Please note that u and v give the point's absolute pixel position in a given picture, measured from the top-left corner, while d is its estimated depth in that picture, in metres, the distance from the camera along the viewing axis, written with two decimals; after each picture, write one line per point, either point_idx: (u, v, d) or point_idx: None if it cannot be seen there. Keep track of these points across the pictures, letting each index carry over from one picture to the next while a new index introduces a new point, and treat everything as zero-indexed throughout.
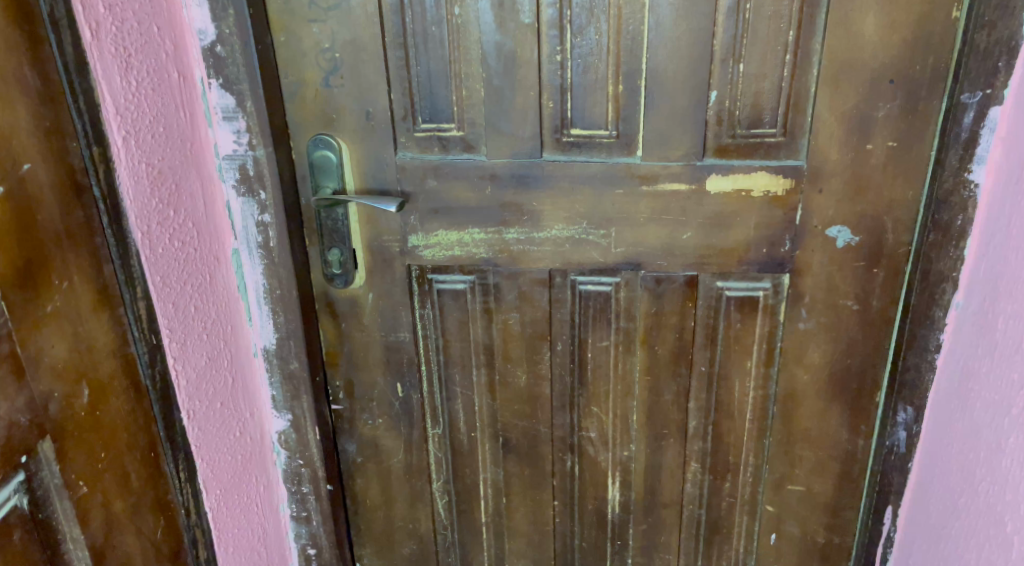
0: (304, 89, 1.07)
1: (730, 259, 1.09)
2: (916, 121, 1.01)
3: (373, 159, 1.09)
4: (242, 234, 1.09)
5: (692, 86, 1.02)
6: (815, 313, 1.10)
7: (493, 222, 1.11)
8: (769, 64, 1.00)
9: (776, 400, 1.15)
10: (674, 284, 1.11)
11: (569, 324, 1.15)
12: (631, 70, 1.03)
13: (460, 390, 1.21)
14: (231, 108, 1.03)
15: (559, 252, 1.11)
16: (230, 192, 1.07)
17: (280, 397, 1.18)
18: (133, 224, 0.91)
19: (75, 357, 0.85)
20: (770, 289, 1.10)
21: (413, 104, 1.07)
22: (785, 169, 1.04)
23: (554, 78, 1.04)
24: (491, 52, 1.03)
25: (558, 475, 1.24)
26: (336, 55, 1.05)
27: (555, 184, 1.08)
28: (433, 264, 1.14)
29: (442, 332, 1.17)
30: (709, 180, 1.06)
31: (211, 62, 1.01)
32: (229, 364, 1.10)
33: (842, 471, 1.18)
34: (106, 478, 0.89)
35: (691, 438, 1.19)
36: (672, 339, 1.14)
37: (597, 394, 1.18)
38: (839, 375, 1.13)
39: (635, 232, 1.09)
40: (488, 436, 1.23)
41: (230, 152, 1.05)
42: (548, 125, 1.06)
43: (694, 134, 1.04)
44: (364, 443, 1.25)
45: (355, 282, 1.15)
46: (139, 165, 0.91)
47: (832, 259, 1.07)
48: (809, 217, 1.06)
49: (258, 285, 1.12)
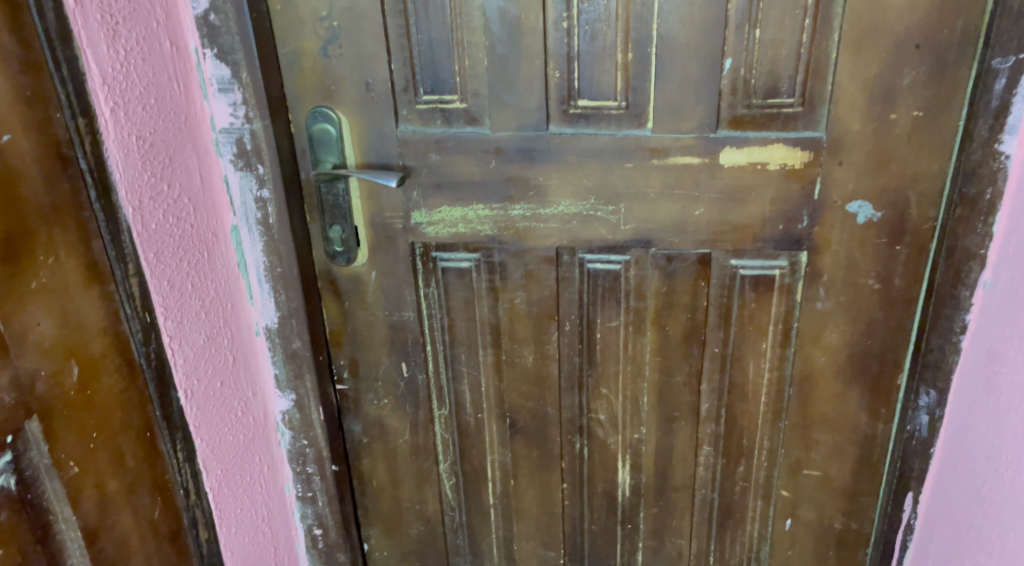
0: (302, 59, 1.03)
1: (745, 236, 1.04)
2: (944, 89, 0.94)
3: (375, 132, 1.06)
4: (241, 209, 1.06)
5: (705, 54, 0.97)
6: (834, 293, 1.05)
7: (497, 198, 1.07)
8: (786, 29, 0.94)
9: (792, 383, 1.11)
10: (687, 262, 1.06)
11: (577, 303, 1.12)
12: (642, 37, 0.97)
13: (466, 370, 1.19)
14: (226, 79, 1.00)
15: (566, 230, 1.08)
16: (228, 166, 1.04)
17: (283, 376, 1.17)
18: (124, 199, 0.87)
19: (63, 334, 0.82)
20: (787, 267, 1.05)
21: (414, 75, 1.03)
22: (803, 141, 0.98)
23: (561, 46, 0.99)
24: (494, 18, 0.99)
25: (568, 457, 1.23)
26: (335, 24, 1.01)
27: (562, 157, 1.04)
28: (437, 241, 1.11)
29: (447, 310, 1.16)
30: (722, 153, 1.00)
31: (205, 32, 0.97)
32: (229, 342, 1.08)
33: (861, 456, 1.14)
34: (98, 457, 0.87)
35: (704, 421, 1.16)
36: (684, 319, 1.10)
37: (606, 375, 1.16)
38: (859, 358, 1.08)
39: (645, 208, 1.04)
40: (495, 417, 1.22)
41: (226, 126, 1.02)
42: (555, 96, 1.02)
43: (706, 104, 0.99)
44: (369, 423, 1.25)
45: (358, 259, 1.13)
46: (129, 137, 0.88)
47: (852, 236, 1.02)
48: (827, 191, 1.00)
49: (259, 262, 1.10)
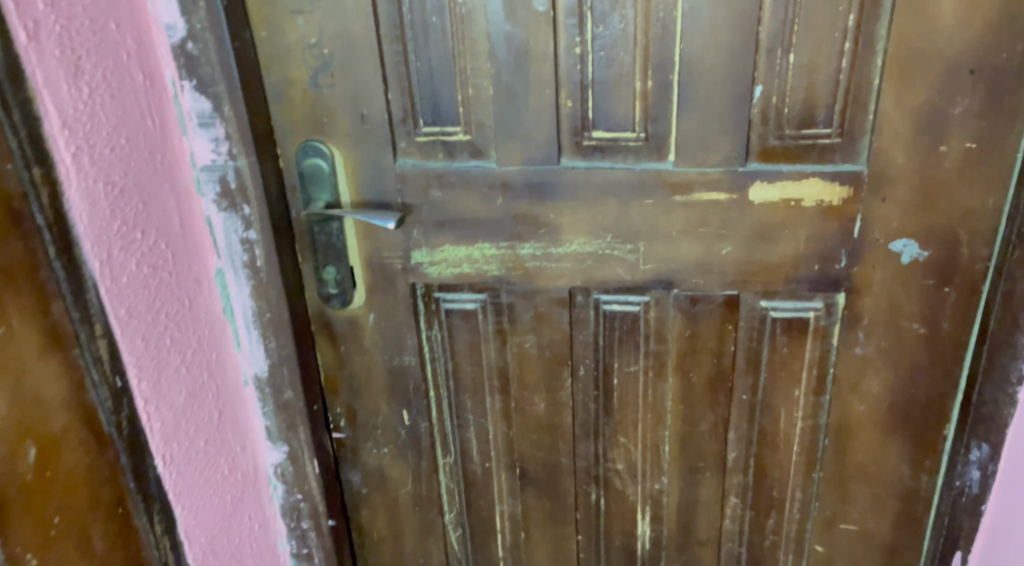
0: (291, 89, 0.94)
1: (777, 276, 0.95)
2: (1000, 118, 0.85)
3: (371, 167, 0.97)
4: (226, 251, 0.98)
5: (733, 80, 0.88)
6: (875, 337, 0.96)
7: (505, 236, 0.98)
8: (823, 53, 0.85)
9: (827, 433, 1.02)
10: (712, 304, 0.98)
11: (593, 347, 1.03)
12: (663, 62, 0.88)
13: (472, 418, 1.11)
14: (207, 113, 0.91)
15: (580, 269, 0.99)
16: (210, 206, 0.96)
17: (275, 428, 1.09)
18: (89, 252, 0.79)
19: (17, 411, 0.73)
20: (822, 309, 0.96)
21: (413, 105, 0.94)
22: (841, 175, 0.89)
23: (573, 73, 0.91)
24: (500, 44, 0.90)
25: (583, 508, 1.14)
26: (325, 51, 0.92)
27: (575, 193, 0.95)
28: (439, 282, 1.02)
29: (451, 354, 1.07)
30: (752, 189, 0.91)
31: (183, 62, 0.89)
32: (214, 396, 0.99)
33: (902, 510, 1.04)
34: (61, 542, 0.78)
35: (731, 471, 1.07)
36: (709, 365, 1.01)
37: (624, 423, 1.07)
38: (902, 407, 0.99)
39: (667, 247, 0.95)
40: (504, 466, 1.13)
41: (208, 163, 0.93)
42: (567, 127, 0.93)
43: (734, 135, 0.90)
44: (369, 473, 1.16)
45: (355, 302, 1.05)
46: (94, 184, 0.79)
47: (895, 277, 0.93)
48: (868, 229, 0.91)
49: (246, 308, 1.01)
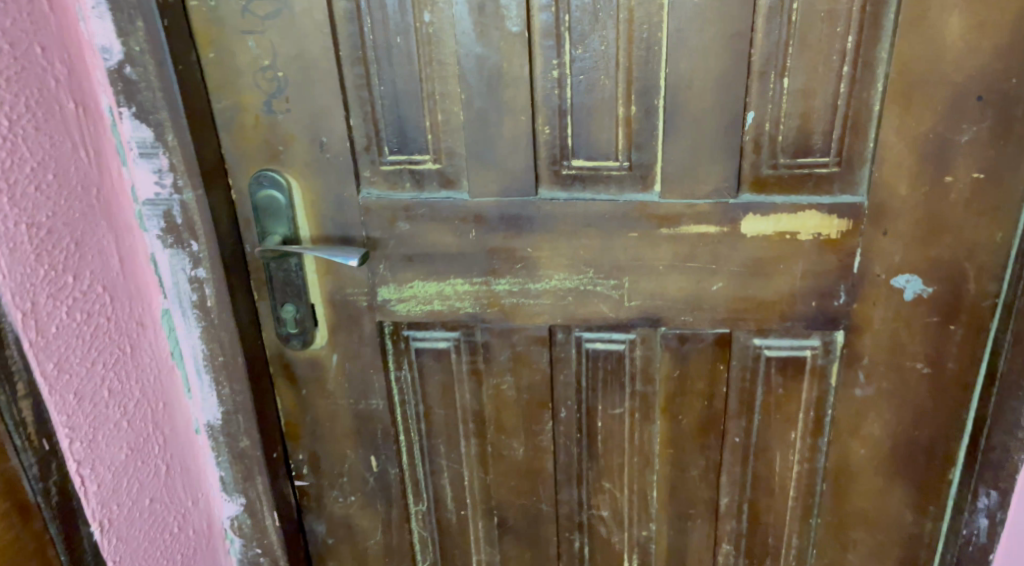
0: (243, 115, 0.87)
1: (772, 313, 0.88)
2: (1010, 146, 0.79)
3: (332, 199, 0.89)
4: (173, 291, 0.91)
5: (723, 106, 0.81)
6: (876, 377, 0.90)
7: (479, 271, 0.91)
8: (819, 76, 0.79)
9: (825, 477, 0.96)
10: (702, 343, 0.91)
11: (575, 388, 0.96)
12: (647, 87, 0.82)
13: (446, 463, 1.03)
14: (148, 142, 0.84)
15: (560, 307, 0.92)
16: (155, 242, 0.89)
17: (230, 478, 1.02)
18: (11, 304, 0.72)
19: None
20: (819, 347, 0.89)
21: (377, 131, 0.87)
22: (839, 207, 0.83)
23: (550, 99, 0.84)
24: (470, 67, 0.83)
25: (566, 557, 1.07)
26: (280, 74, 0.85)
27: (554, 226, 0.88)
28: (408, 319, 0.95)
29: (423, 397, 0.99)
30: (745, 220, 0.85)
31: (121, 87, 0.82)
32: (160, 448, 0.93)
33: (904, 557, 0.98)
34: None
35: (723, 517, 1.01)
36: (700, 407, 0.95)
37: (609, 467, 1.00)
38: (904, 449, 0.93)
39: (653, 282, 0.89)
40: (481, 513, 1.06)
41: (151, 196, 0.86)
42: (545, 155, 0.86)
43: (725, 164, 0.83)
44: (336, 522, 1.08)
45: (317, 342, 0.97)
46: (18, 228, 0.72)
47: (897, 314, 0.87)
48: (869, 263, 0.85)
49: (196, 351, 0.94)
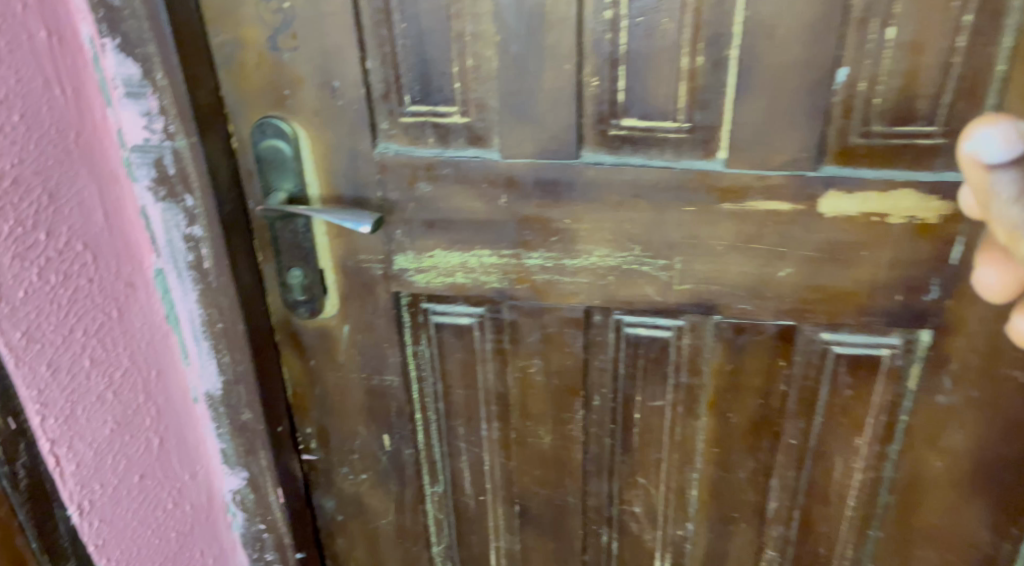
0: (245, 53, 0.75)
1: (846, 305, 0.76)
2: None
3: (343, 153, 0.78)
4: (167, 250, 0.80)
5: (809, 60, 0.68)
6: (964, 384, 0.77)
7: (508, 242, 0.79)
8: (932, 28, 0.65)
9: (892, 488, 0.85)
10: (761, 334, 0.79)
11: (612, 375, 0.85)
12: (719, 34, 0.68)
13: (465, 446, 0.93)
14: (135, 80, 0.73)
15: (599, 287, 0.80)
16: (146, 195, 0.78)
17: (232, 452, 0.92)
18: None
19: None
20: (899, 346, 0.77)
21: (398, 77, 0.75)
22: (941, 186, 0.70)
23: (602, 45, 0.71)
24: (508, 3, 0.70)
25: (592, 551, 0.97)
26: (286, 5, 0.72)
27: (597, 194, 0.76)
28: (428, 292, 0.84)
29: (441, 375, 0.89)
30: (824, 197, 0.72)
31: (102, 14, 0.70)
32: (152, 422, 0.84)
33: None
34: None
35: (770, 523, 0.90)
36: (754, 404, 0.83)
37: (645, 462, 0.90)
38: (987, 465, 0.81)
39: (710, 263, 0.77)
40: (500, 501, 0.96)
41: (140, 142, 0.76)
42: (592, 111, 0.74)
43: (806, 132, 0.70)
44: (344, 500, 1.00)
45: (326, 311, 0.87)
46: None
47: (998, 314, 0.74)
48: (969, 254, 0.72)
49: (194, 316, 0.84)
